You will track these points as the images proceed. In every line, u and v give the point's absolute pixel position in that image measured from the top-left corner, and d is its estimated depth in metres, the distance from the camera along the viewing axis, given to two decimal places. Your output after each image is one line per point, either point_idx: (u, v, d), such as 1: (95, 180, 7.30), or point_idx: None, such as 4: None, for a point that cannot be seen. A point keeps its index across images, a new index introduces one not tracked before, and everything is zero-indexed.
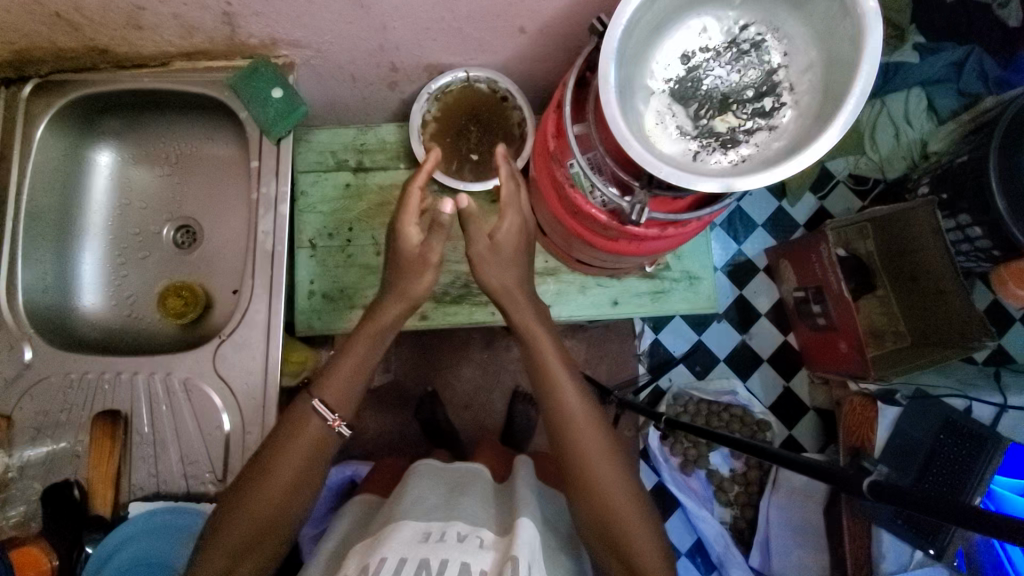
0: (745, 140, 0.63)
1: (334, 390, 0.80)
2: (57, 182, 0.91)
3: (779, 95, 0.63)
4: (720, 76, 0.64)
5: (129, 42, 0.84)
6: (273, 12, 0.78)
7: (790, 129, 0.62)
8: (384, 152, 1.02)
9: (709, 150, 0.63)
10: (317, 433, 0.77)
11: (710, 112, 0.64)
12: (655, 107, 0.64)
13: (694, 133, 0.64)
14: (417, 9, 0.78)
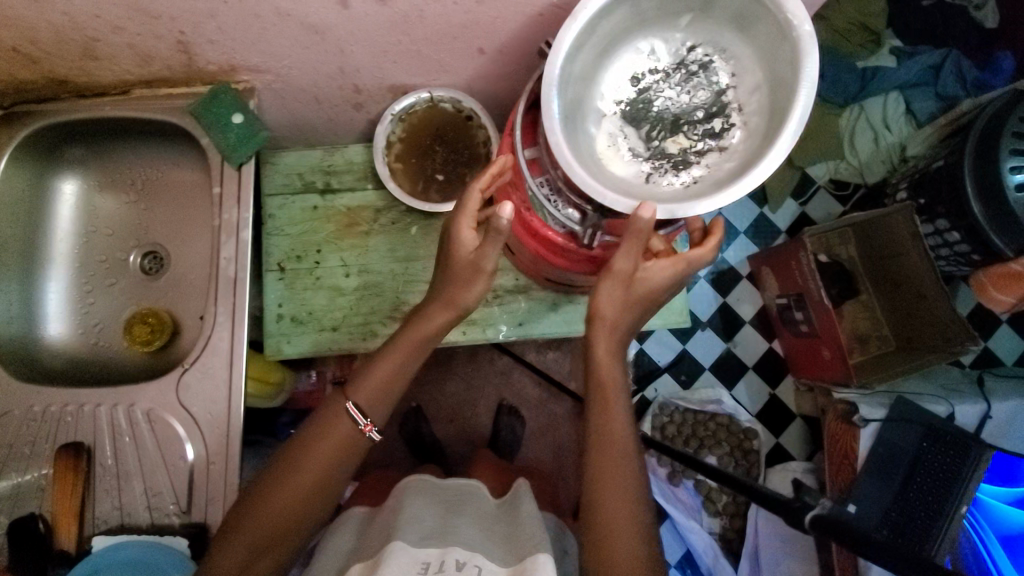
0: (697, 162, 0.63)
1: (367, 394, 0.77)
2: (20, 212, 0.91)
3: (728, 116, 0.63)
4: (670, 98, 0.64)
5: (87, 72, 0.83)
6: (229, 40, 0.78)
7: (739, 150, 0.62)
8: (353, 173, 1.02)
9: (663, 173, 0.63)
10: (343, 438, 0.76)
11: (662, 133, 0.64)
12: (607, 129, 0.64)
13: (648, 155, 0.64)
14: (372, 33, 0.77)
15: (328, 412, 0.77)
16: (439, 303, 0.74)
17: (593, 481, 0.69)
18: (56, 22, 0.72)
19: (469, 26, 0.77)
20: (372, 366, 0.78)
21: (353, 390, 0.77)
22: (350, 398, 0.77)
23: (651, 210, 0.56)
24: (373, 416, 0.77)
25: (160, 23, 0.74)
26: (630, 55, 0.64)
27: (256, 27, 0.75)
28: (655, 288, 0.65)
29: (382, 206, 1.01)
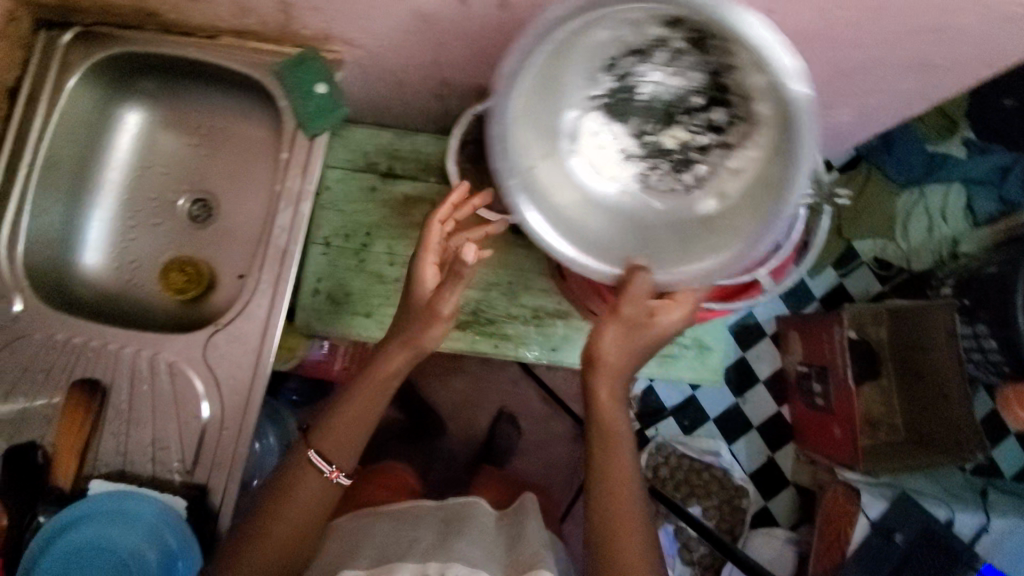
0: (724, 166, 0.66)
1: (337, 444, 0.78)
2: (81, 135, 0.89)
3: (727, 107, 0.65)
4: (662, 85, 0.66)
5: (178, 10, 0.80)
6: (332, 10, 0.75)
7: (750, 168, 0.64)
8: (418, 162, 1.00)
9: (690, 177, 0.68)
10: (317, 489, 0.77)
11: (700, 133, 0.67)
12: (586, 113, 0.68)
13: (685, 156, 0.68)
14: (480, 34, 0.75)
15: (296, 461, 0.78)
16: (399, 344, 0.78)
17: (611, 532, 0.69)
18: None
19: None
20: (330, 421, 0.79)
21: (316, 438, 0.78)
22: (314, 445, 0.78)
23: (643, 279, 0.63)
24: (340, 464, 0.78)
25: None
26: (594, 44, 0.64)
27: (365, 4, 0.73)
28: (664, 335, 0.67)
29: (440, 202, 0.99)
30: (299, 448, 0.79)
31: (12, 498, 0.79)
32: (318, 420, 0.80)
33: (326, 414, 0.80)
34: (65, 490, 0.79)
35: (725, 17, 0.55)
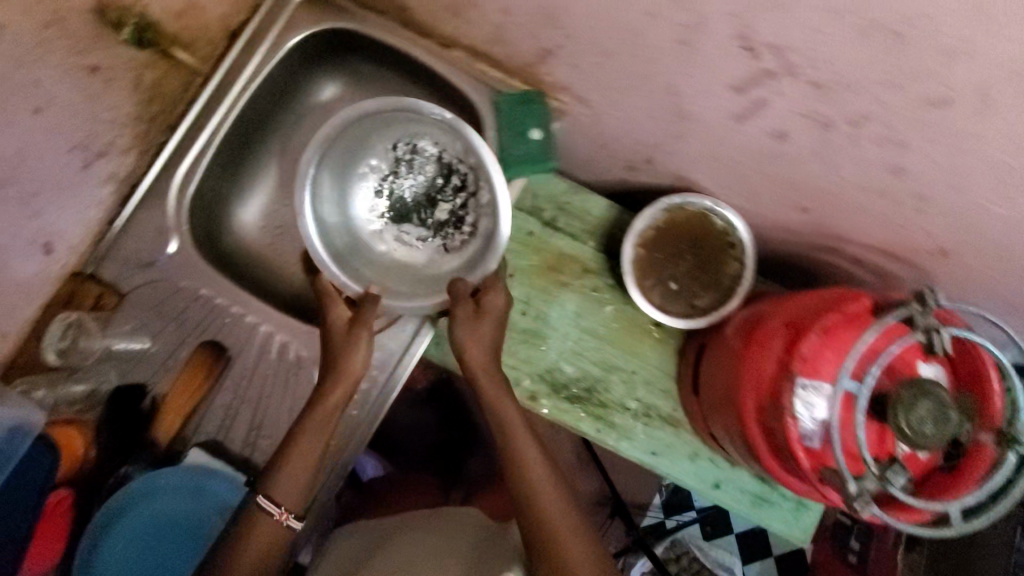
0: (474, 221, 0.87)
1: (288, 491, 0.71)
2: (279, 93, 0.87)
3: (456, 172, 0.87)
4: (411, 184, 0.88)
5: (432, 14, 0.78)
6: (591, 73, 0.72)
7: (490, 202, 0.85)
8: (583, 222, 0.97)
9: (456, 240, 0.88)
10: (271, 533, 0.70)
11: (454, 211, 0.88)
12: (390, 238, 0.89)
13: (446, 228, 0.88)
14: (728, 147, 0.72)
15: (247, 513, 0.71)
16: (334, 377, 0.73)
17: None
18: None
19: (824, 194, 0.71)
20: (276, 474, 0.71)
21: (263, 484, 0.71)
22: (261, 491, 0.70)
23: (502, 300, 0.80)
24: (288, 502, 0.71)
25: (551, 31, 0.68)
26: (364, 142, 0.87)
27: (632, 82, 0.69)
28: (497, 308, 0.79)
29: (590, 269, 0.97)
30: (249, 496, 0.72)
31: (107, 436, 0.76)
32: (268, 475, 0.72)
33: (273, 463, 0.72)
34: (160, 444, 0.77)
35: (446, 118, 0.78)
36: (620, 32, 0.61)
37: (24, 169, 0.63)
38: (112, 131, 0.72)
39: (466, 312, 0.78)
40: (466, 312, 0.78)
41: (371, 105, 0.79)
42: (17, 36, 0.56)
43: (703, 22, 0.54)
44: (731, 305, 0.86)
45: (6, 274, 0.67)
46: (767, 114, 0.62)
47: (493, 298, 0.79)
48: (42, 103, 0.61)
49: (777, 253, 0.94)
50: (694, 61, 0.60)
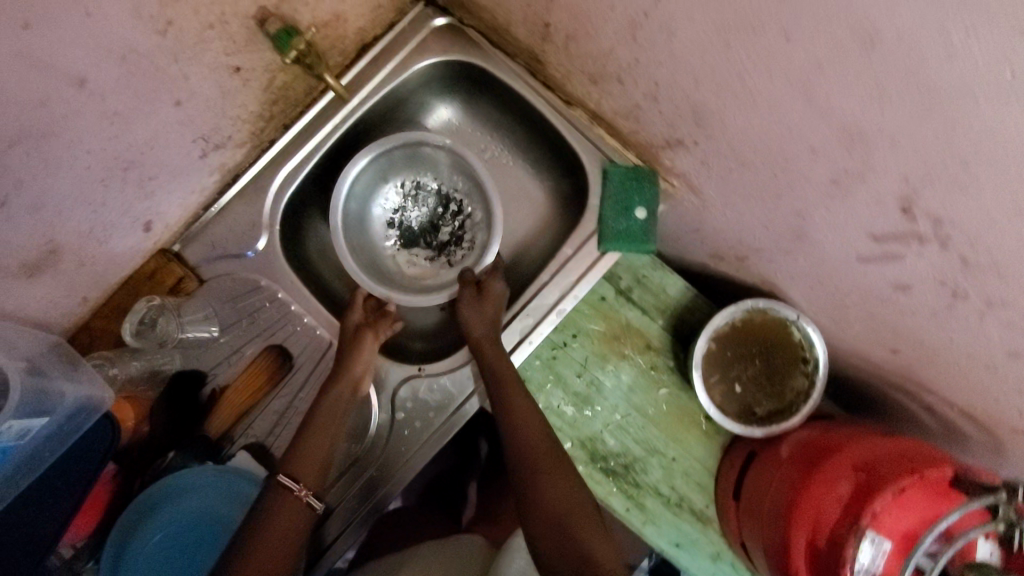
0: (472, 237, 0.91)
1: (309, 468, 0.71)
2: (392, 111, 0.87)
3: (456, 199, 0.91)
4: (418, 214, 0.92)
5: (567, 75, 0.76)
6: (717, 175, 0.71)
7: (480, 218, 0.90)
8: (656, 298, 0.97)
9: (458, 256, 0.91)
10: (295, 511, 0.68)
11: (454, 232, 0.92)
12: (404, 264, 0.91)
13: (450, 250, 0.91)
14: (839, 279, 0.70)
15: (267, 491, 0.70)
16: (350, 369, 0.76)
17: None
18: (616, 58, 0.64)
19: (925, 348, 0.69)
20: (297, 448, 0.72)
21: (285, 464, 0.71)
22: (281, 471, 0.70)
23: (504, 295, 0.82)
24: (308, 480, 0.70)
25: (692, 130, 0.66)
26: (379, 180, 0.89)
27: (761, 195, 0.67)
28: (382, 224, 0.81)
29: (653, 347, 0.96)
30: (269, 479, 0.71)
31: (158, 416, 0.75)
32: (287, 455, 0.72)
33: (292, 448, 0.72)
34: (207, 437, 0.76)
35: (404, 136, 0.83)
36: (770, 155, 0.59)
37: (149, 154, 0.63)
38: (232, 126, 0.71)
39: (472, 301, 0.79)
40: (468, 298, 0.80)
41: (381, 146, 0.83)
42: (181, 36, 0.54)
43: (870, 176, 0.52)
44: (791, 422, 0.85)
45: (103, 249, 0.68)
46: (901, 269, 0.60)
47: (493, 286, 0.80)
48: (182, 97, 0.61)
49: (847, 375, 0.92)
50: (841, 202, 0.58)
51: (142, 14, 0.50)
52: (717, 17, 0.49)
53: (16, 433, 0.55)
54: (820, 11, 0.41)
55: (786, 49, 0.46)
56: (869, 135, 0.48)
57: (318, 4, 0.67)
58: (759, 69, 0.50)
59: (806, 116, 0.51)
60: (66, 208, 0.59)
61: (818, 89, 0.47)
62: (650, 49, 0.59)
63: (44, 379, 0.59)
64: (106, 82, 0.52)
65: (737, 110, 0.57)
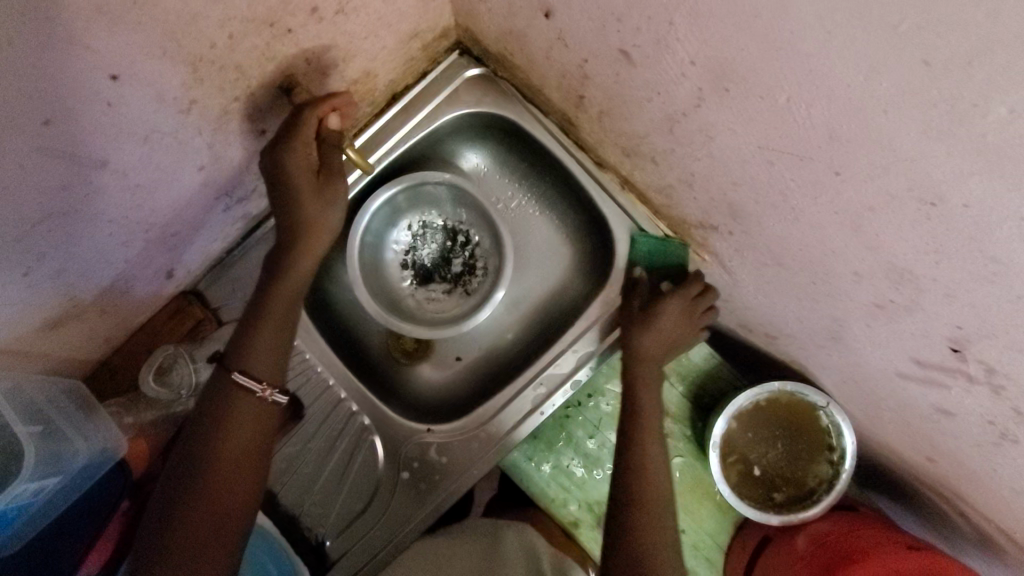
0: (485, 261, 0.88)
1: (265, 359, 0.60)
2: (418, 160, 0.85)
3: (463, 230, 0.89)
4: (428, 251, 0.89)
5: (599, 142, 0.73)
6: (751, 264, 0.67)
7: (489, 245, 0.87)
8: (678, 362, 0.93)
9: (474, 284, 0.88)
10: (260, 414, 0.59)
11: (466, 261, 0.89)
12: (423, 303, 0.88)
13: (466, 280, 0.88)
14: (877, 383, 0.66)
15: (219, 394, 0.58)
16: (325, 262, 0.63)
17: None
18: (651, 141, 0.61)
19: (963, 469, 0.64)
20: (250, 341, 0.60)
21: (235, 361, 0.60)
22: (234, 369, 0.59)
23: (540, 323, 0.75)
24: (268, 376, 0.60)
25: (728, 221, 0.62)
26: (389, 225, 0.86)
27: (797, 293, 0.63)
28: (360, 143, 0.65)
29: (672, 413, 0.93)
30: (218, 378, 0.59)
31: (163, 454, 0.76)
32: (232, 348, 0.60)
33: (242, 338, 0.61)
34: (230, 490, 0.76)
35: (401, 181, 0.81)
36: (809, 263, 0.55)
37: (172, 213, 0.63)
38: (256, 180, 0.71)
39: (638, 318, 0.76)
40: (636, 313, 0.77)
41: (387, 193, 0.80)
42: (204, 111, 0.54)
43: (918, 311, 0.48)
44: (809, 513, 0.81)
45: (127, 297, 0.69)
46: (945, 396, 0.55)
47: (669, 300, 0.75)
48: (206, 162, 0.61)
49: (875, 464, 0.87)
50: (884, 324, 0.54)
51: (164, 97, 0.50)
52: (759, 136, 0.45)
53: (31, 491, 0.58)
54: (870, 161, 0.38)
55: (835, 183, 0.42)
56: (921, 278, 0.44)
57: (347, 65, 0.65)
58: (804, 191, 0.46)
59: (852, 242, 0.47)
60: (89, 270, 0.60)
61: (866, 225, 0.43)
62: (688, 144, 0.55)
63: (58, 438, 0.61)
64: (130, 159, 0.52)
65: (777, 218, 0.53)
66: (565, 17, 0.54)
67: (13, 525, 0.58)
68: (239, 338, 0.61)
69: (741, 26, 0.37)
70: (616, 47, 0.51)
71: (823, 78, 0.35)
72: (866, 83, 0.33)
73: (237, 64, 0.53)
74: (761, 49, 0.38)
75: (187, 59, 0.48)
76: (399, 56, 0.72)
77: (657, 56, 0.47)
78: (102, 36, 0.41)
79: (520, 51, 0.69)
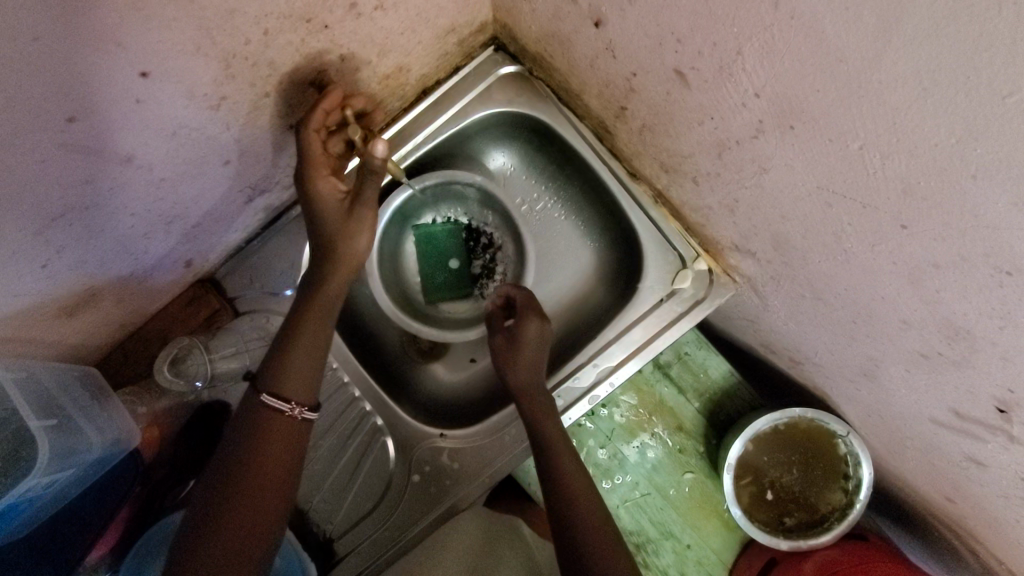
0: (506, 267, 0.86)
1: (296, 380, 0.59)
2: (448, 154, 0.82)
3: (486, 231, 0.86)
4: None
5: (636, 154, 0.70)
6: (786, 294, 0.65)
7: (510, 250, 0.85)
8: (695, 378, 0.92)
9: (491, 288, 0.86)
10: (292, 434, 0.58)
11: (486, 264, 0.87)
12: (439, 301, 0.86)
13: (483, 283, 0.86)
14: (906, 425, 0.64)
15: (248, 414, 0.58)
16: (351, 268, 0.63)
17: None
18: (695, 162, 0.58)
19: (984, 519, 0.62)
20: (282, 363, 0.60)
21: (265, 383, 0.59)
22: (263, 391, 0.58)
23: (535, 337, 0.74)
24: (298, 394, 0.59)
25: (769, 249, 0.60)
26: (412, 216, 0.84)
27: (833, 328, 0.61)
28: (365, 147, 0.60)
29: (685, 429, 0.91)
30: (249, 398, 0.59)
31: (178, 439, 0.76)
32: (263, 370, 0.60)
33: (274, 361, 0.60)
34: None
35: (430, 176, 0.78)
36: (853, 303, 0.53)
37: (194, 206, 0.61)
38: (280, 173, 0.69)
39: (508, 353, 0.74)
40: (502, 347, 0.75)
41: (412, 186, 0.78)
42: (234, 107, 0.52)
43: (968, 367, 0.45)
44: (820, 541, 0.80)
45: (145, 286, 0.68)
46: (978, 449, 0.53)
47: (527, 331, 0.74)
48: (232, 157, 0.59)
49: (889, 496, 0.86)
50: (926, 374, 0.52)
51: (195, 94, 0.48)
52: (820, 177, 0.43)
53: (40, 484, 0.56)
54: (945, 222, 0.35)
55: (898, 236, 0.40)
56: (979, 338, 0.41)
57: (381, 61, 0.62)
58: (860, 237, 0.44)
59: (906, 294, 0.45)
60: (109, 262, 0.58)
61: (926, 280, 0.41)
62: (736, 171, 0.53)
63: (71, 430, 0.60)
64: (154, 155, 0.50)
65: (825, 256, 0.51)
66: (618, 29, 0.51)
67: (23, 515, 0.57)
68: (272, 359, 0.60)
69: (821, 66, 0.35)
70: (672, 67, 0.49)
71: (905, 131, 0.33)
72: (957, 144, 0.31)
73: (271, 61, 0.50)
74: (840, 92, 0.35)
75: (220, 56, 0.46)
76: (434, 51, 0.69)
77: (717, 83, 0.45)
78: (135, 33, 0.39)
79: (561, 55, 0.66)
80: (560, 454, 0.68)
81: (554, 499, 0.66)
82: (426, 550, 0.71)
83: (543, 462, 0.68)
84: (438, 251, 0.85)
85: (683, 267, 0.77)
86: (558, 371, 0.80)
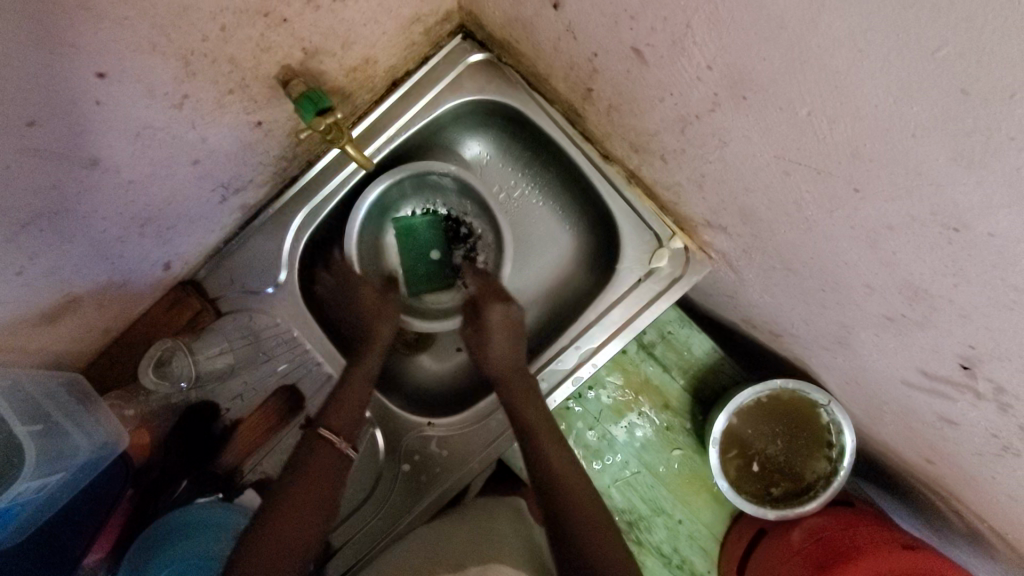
0: (487, 256, 0.87)
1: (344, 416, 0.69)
2: (423, 146, 0.82)
3: (466, 220, 0.86)
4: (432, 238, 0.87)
5: (607, 135, 0.70)
6: (758, 266, 0.66)
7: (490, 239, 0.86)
8: (679, 356, 0.93)
9: (472, 278, 0.87)
10: (330, 463, 0.66)
11: (467, 254, 0.87)
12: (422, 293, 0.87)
13: (465, 273, 0.87)
14: (881, 388, 0.65)
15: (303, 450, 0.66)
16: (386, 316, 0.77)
17: None
18: (661, 139, 0.59)
19: (961, 477, 0.64)
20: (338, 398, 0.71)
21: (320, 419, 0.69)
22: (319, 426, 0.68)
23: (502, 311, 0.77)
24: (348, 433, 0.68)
25: (739, 223, 0.61)
26: (391, 210, 0.84)
27: (806, 298, 0.62)
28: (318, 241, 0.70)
29: (672, 406, 0.93)
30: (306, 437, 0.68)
31: (168, 442, 0.76)
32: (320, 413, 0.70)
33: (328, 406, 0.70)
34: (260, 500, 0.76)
35: (406, 167, 0.78)
36: (820, 271, 0.54)
37: (167, 208, 0.61)
38: (253, 170, 0.69)
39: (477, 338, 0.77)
40: (470, 336, 0.77)
41: (388, 177, 0.77)
42: (198, 105, 0.52)
43: (931, 327, 0.46)
44: (806, 508, 0.82)
45: (125, 291, 0.68)
46: (949, 407, 0.54)
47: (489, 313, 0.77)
48: (200, 156, 0.59)
49: (873, 462, 0.87)
50: (895, 336, 0.53)
51: (156, 93, 0.48)
52: (777, 147, 0.43)
53: (33, 489, 0.57)
54: (892, 183, 0.36)
55: (853, 200, 0.41)
56: (937, 297, 0.42)
57: (346, 53, 0.63)
58: (819, 203, 0.45)
59: (867, 257, 0.45)
60: (85, 268, 0.58)
61: (884, 242, 0.42)
62: (700, 146, 0.53)
63: (59, 435, 0.61)
64: (121, 156, 0.50)
65: (790, 225, 0.52)
66: (576, 10, 0.52)
67: (16, 520, 0.58)
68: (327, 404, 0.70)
69: (765, 35, 0.36)
70: (629, 45, 0.49)
71: (846, 94, 0.34)
72: (895, 104, 0.32)
73: (231, 56, 0.51)
74: (785, 59, 0.36)
75: (178, 54, 0.46)
76: (400, 42, 0.69)
77: (671, 58, 0.45)
78: (88, 35, 0.39)
79: (527, 40, 0.66)
80: (544, 435, 0.69)
81: (540, 478, 0.67)
82: (418, 537, 0.72)
83: (529, 444, 0.69)
84: (418, 242, 0.85)
85: (659, 246, 0.78)
86: (541, 356, 0.81)
